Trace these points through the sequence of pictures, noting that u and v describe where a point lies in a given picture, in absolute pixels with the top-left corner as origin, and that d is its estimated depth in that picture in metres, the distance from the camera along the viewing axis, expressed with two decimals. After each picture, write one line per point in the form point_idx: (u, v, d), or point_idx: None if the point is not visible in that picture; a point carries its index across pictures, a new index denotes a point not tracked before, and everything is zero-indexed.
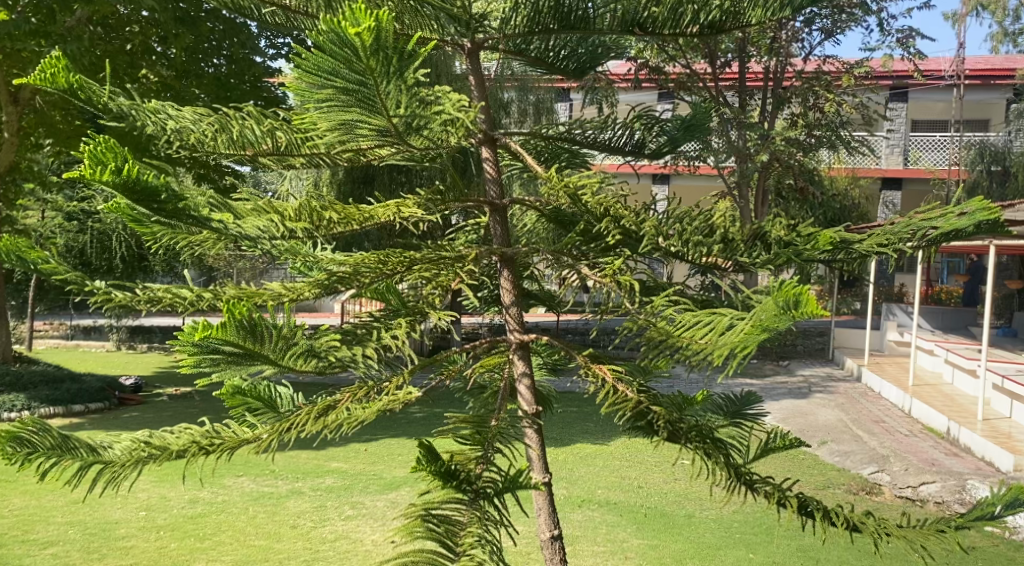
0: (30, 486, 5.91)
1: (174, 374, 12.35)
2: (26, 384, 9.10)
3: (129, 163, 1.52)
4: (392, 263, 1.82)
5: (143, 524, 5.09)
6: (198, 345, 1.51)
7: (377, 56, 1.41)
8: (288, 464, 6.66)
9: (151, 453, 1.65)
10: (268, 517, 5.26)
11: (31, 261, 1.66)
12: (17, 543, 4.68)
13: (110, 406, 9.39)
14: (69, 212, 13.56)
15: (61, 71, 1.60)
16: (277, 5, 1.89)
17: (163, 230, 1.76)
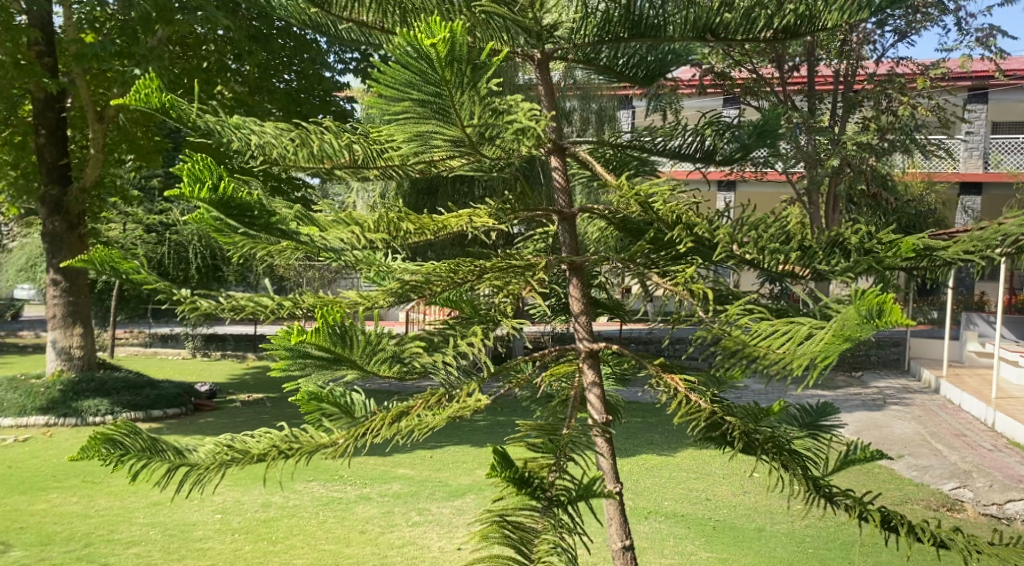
0: (115, 487, 6.17)
1: (246, 382, 12.69)
2: (109, 389, 9.48)
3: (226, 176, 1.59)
4: (463, 271, 1.85)
5: (221, 526, 5.25)
6: (294, 349, 1.57)
7: (451, 67, 1.44)
8: (356, 470, 6.77)
9: (233, 456, 1.71)
10: (338, 521, 5.36)
11: (124, 271, 1.75)
12: (103, 542, 4.88)
13: (186, 411, 9.71)
14: (149, 224, 14.20)
15: (154, 91, 1.70)
16: (352, 19, 1.93)
17: (245, 241, 1.83)
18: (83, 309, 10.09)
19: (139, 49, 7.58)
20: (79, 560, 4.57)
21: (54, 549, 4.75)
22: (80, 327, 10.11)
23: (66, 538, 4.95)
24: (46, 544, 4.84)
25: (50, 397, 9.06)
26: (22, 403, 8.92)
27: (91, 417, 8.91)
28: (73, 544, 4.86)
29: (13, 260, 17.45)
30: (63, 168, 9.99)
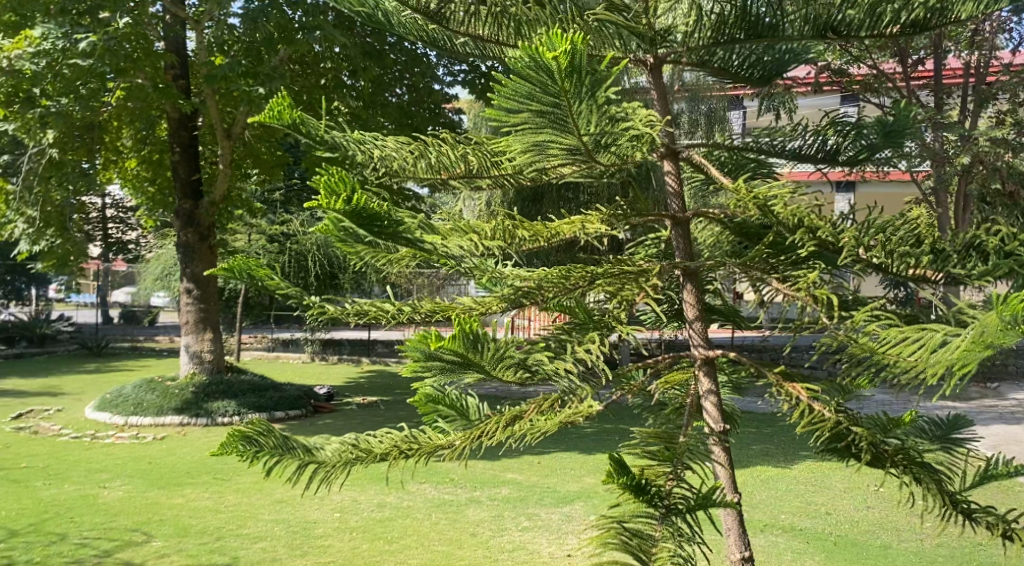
0: (243, 484, 6.52)
1: (361, 385, 13.12)
2: (237, 392, 10.02)
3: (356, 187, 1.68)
4: (574, 277, 1.86)
5: (339, 525, 5.46)
6: (424, 353, 1.63)
7: (571, 78, 1.47)
8: (467, 473, 6.89)
9: (357, 455, 1.79)
10: (450, 523, 5.47)
11: (259, 279, 1.86)
12: (233, 536, 5.17)
13: (306, 413, 10.15)
14: (271, 234, 14.95)
15: (286, 108, 1.78)
16: (469, 34, 1.97)
17: (368, 250, 1.92)
18: (213, 316, 10.73)
19: (263, 69, 7.99)
20: (212, 553, 4.85)
21: (190, 541, 5.06)
22: (210, 333, 10.72)
23: (200, 531, 5.27)
24: (182, 536, 5.17)
25: (184, 398, 9.67)
26: (159, 404, 9.57)
27: (221, 417, 9.46)
28: (207, 537, 5.16)
29: (149, 269, 18.69)
30: (195, 183, 10.62)
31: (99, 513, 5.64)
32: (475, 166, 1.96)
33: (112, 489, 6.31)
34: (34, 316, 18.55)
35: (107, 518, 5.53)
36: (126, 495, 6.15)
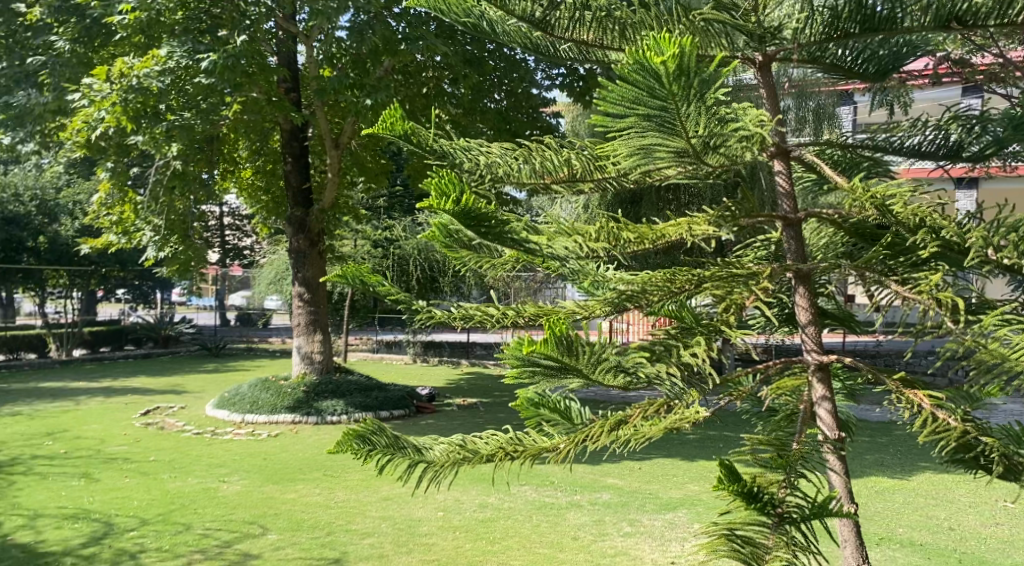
0: (352, 481, 6.74)
1: (462, 387, 13.33)
2: (345, 391, 10.37)
3: (466, 191, 1.73)
4: (679, 281, 1.85)
5: (443, 524, 5.57)
6: (523, 358, 1.67)
7: (679, 82, 1.46)
8: (567, 477, 6.90)
9: (466, 456, 1.84)
10: (551, 526, 5.48)
11: (371, 284, 1.93)
12: (343, 532, 5.35)
13: (410, 412, 10.39)
14: (375, 239, 15.39)
15: (398, 120, 1.86)
16: (573, 39, 1.98)
17: (471, 255, 1.97)
18: (322, 319, 11.12)
19: (369, 80, 8.24)
20: (323, 547, 5.04)
21: (303, 535, 5.28)
22: (319, 334, 11.12)
23: (312, 526, 5.49)
24: (296, 530, 5.39)
25: (296, 397, 10.10)
26: (273, 402, 10.03)
27: (330, 416, 9.83)
28: (318, 531, 5.37)
29: (263, 274, 19.57)
30: (306, 192, 11.05)
31: (220, 505, 5.96)
32: (578, 171, 1.97)
33: (231, 483, 6.65)
34: (159, 317, 19.76)
35: (227, 511, 5.83)
36: (244, 489, 6.47)
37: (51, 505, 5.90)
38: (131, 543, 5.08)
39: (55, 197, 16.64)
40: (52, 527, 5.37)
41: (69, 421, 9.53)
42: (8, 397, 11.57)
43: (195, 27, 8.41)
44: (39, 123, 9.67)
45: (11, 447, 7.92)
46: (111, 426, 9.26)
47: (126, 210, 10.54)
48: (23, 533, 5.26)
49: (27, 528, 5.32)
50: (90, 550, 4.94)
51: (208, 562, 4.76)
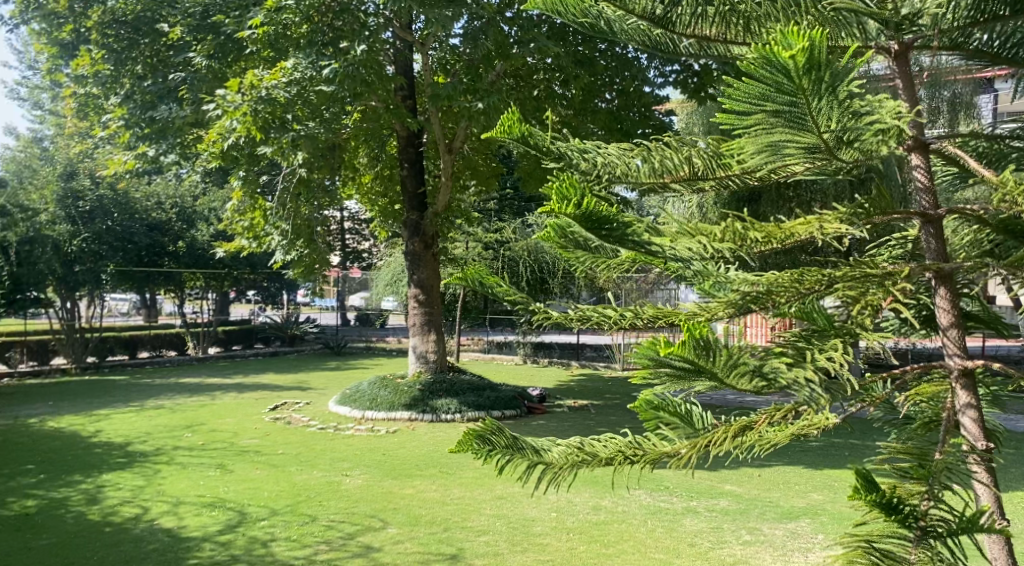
0: (467, 479, 6.86)
1: (573, 388, 13.30)
2: (458, 389, 10.55)
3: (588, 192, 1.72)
4: (809, 281, 1.78)
5: (557, 524, 5.58)
6: (656, 359, 1.64)
7: (809, 75, 1.41)
8: (682, 482, 6.76)
9: (584, 458, 1.84)
10: (667, 532, 5.39)
11: (491, 285, 1.97)
12: (459, 528, 5.45)
13: (521, 413, 10.47)
14: (487, 241, 15.62)
15: (515, 123, 1.88)
16: (695, 35, 1.94)
17: (585, 255, 1.97)
18: (437, 319, 11.36)
19: (482, 85, 8.35)
20: (441, 543, 5.15)
21: (421, 530, 5.41)
22: (434, 334, 11.35)
23: (430, 521, 5.62)
24: (414, 525, 5.53)
25: (412, 396, 10.37)
26: (391, 400, 10.34)
27: (444, 414, 10.04)
28: (435, 527, 5.50)
29: (380, 276, 20.21)
30: (421, 196, 11.34)
31: (342, 498, 6.19)
32: (699, 168, 1.94)
33: (352, 478, 6.90)
34: (286, 317, 20.69)
35: (349, 504, 6.06)
36: (365, 483, 6.70)
37: (192, 492, 6.31)
38: (262, 532, 5.36)
39: (193, 204, 17.72)
40: (192, 514, 5.73)
41: (206, 415, 10.15)
42: (152, 391, 12.42)
43: (320, 40, 8.65)
44: (180, 135, 10.34)
45: (156, 437, 8.52)
46: (243, 420, 9.80)
47: (256, 216, 11.14)
48: (167, 518, 5.64)
49: (170, 514, 5.71)
50: (226, 537, 5.25)
51: (333, 552, 4.96)
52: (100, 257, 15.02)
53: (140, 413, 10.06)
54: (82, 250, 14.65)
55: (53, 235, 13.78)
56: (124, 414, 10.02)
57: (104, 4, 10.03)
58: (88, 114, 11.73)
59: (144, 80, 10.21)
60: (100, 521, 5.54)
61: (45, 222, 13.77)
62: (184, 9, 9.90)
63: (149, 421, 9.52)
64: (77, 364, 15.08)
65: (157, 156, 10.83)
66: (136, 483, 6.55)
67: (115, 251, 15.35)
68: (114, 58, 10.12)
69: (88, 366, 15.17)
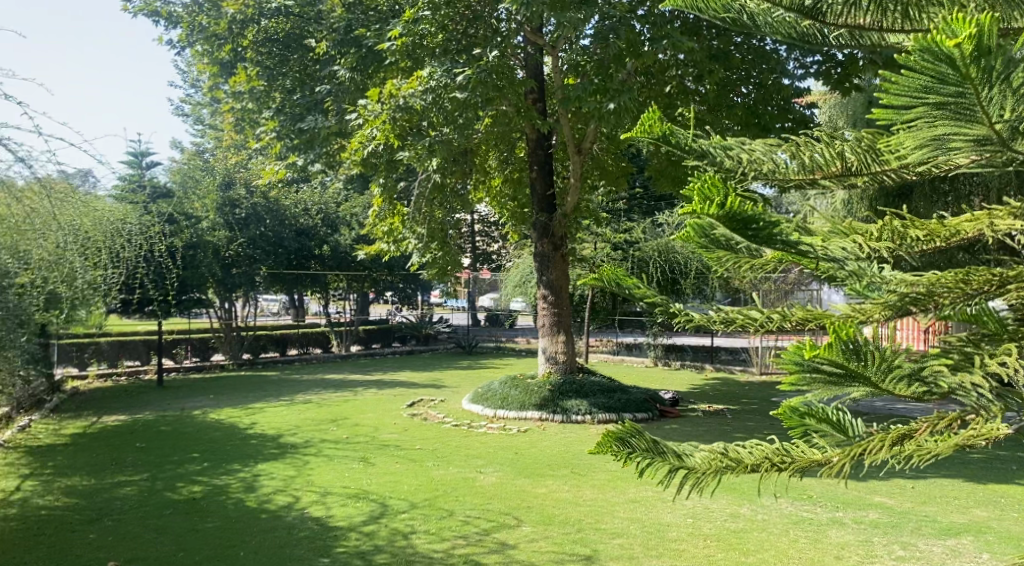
0: (600, 481, 6.84)
1: (707, 392, 12.96)
2: (588, 391, 10.50)
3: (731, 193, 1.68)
4: (977, 281, 1.66)
5: (693, 530, 5.47)
6: (803, 363, 1.57)
7: (978, 63, 1.32)
8: (827, 492, 6.45)
9: (729, 464, 1.80)
10: (811, 543, 5.17)
11: (629, 286, 2.00)
12: (593, 530, 5.45)
13: (653, 416, 10.31)
14: (616, 242, 15.46)
15: (656, 122, 1.87)
16: (848, 24, 1.85)
17: (727, 256, 1.93)
18: (566, 320, 11.36)
19: (613, 84, 8.29)
20: (575, 543, 5.17)
21: (555, 530, 5.45)
22: (563, 336, 11.32)
23: (563, 521, 5.65)
24: (548, 524, 5.58)
25: (542, 396, 10.45)
26: (522, 400, 10.47)
27: (575, 415, 10.05)
28: (569, 527, 5.52)
29: (510, 277, 20.42)
30: (550, 198, 11.42)
31: (478, 495, 6.33)
32: (854, 164, 1.85)
33: (487, 475, 7.04)
34: (420, 317, 21.35)
35: (485, 501, 6.18)
36: (498, 481, 6.82)
37: (338, 484, 6.64)
38: (403, 524, 5.56)
39: (336, 209, 18.64)
40: (338, 504, 6.04)
41: (350, 409, 10.66)
42: (301, 386, 13.18)
43: (454, 47, 9.00)
44: (325, 145, 10.91)
45: (304, 430, 9.02)
46: (383, 416, 10.20)
47: (395, 221, 11.54)
48: (316, 507, 5.97)
49: (318, 503, 6.04)
50: (370, 527, 5.49)
51: (470, 547, 5.09)
52: (254, 260, 16.22)
53: (290, 407, 10.70)
54: (239, 253, 15.81)
55: (214, 242, 14.91)
56: (276, 408, 10.67)
57: (258, 24, 10.70)
58: (244, 127, 12.57)
59: (292, 94, 10.93)
60: (257, 508, 5.93)
61: (208, 229, 14.90)
62: (330, 25, 10.51)
63: (298, 415, 10.11)
64: (234, 360, 16.22)
65: (305, 165, 11.48)
66: (287, 473, 6.96)
67: (267, 255, 16.46)
68: (267, 75, 10.90)
69: (244, 362, 16.28)
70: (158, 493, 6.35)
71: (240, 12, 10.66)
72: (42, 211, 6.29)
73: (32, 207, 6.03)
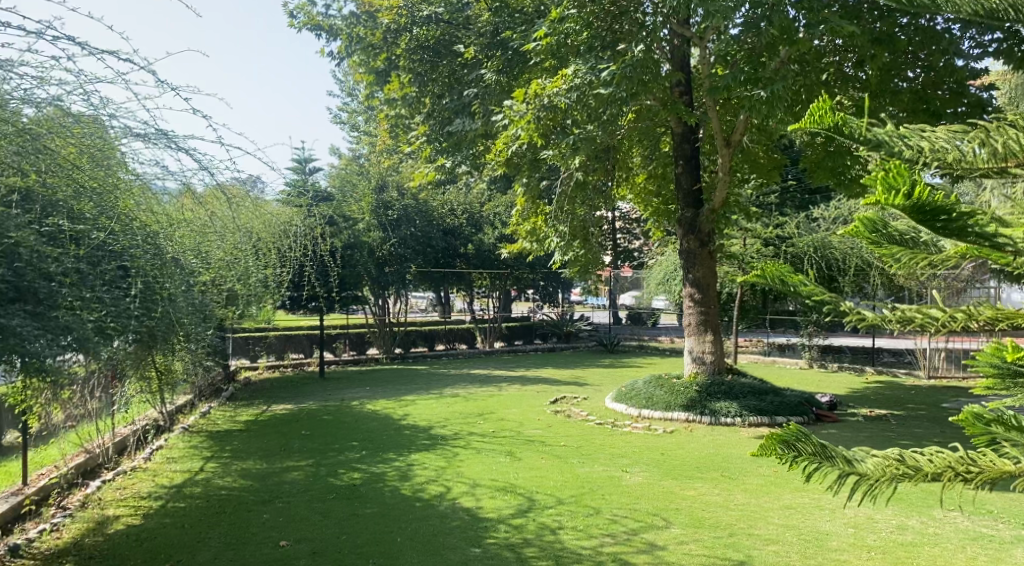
0: (752, 486, 6.62)
1: (868, 396, 12.24)
2: (738, 393, 10.18)
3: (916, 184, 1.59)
4: None
5: (856, 541, 5.19)
6: (1005, 366, 1.51)
7: None
8: (1010, 508, 5.93)
9: (906, 472, 1.85)
10: (991, 561, 4.77)
11: (793, 283, 1.96)
12: (746, 535, 5.29)
13: (809, 420, 9.86)
14: (767, 237, 14.74)
15: (827, 112, 1.80)
16: None
17: (902, 252, 1.83)
18: (714, 319, 11.05)
19: (765, 73, 8.00)
20: (726, 547, 5.04)
21: (705, 533, 5.33)
22: (710, 335, 11.03)
23: (714, 525, 5.52)
24: (698, 527, 5.46)
25: (689, 396, 10.25)
26: (668, 400, 10.30)
27: (724, 417, 9.77)
28: (721, 531, 5.38)
29: (654, 275, 20.11)
30: (697, 193, 11.11)
31: (625, 494, 6.29)
32: None
33: (634, 474, 6.98)
34: (561, 315, 21.45)
35: (632, 500, 6.14)
36: (645, 481, 6.74)
37: (486, 476, 6.79)
38: (551, 519, 5.62)
39: (481, 209, 19.06)
40: (488, 496, 6.18)
41: (495, 404, 10.88)
42: (449, 381, 13.60)
43: (599, 44, 8.87)
44: (472, 147, 11.24)
45: (453, 423, 9.30)
46: (528, 411, 10.34)
47: (538, 221, 11.65)
48: (466, 498, 6.14)
49: (468, 495, 6.20)
50: (518, 520, 5.58)
51: (619, 546, 5.07)
52: (405, 260, 16.91)
53: (439, 400, 11.06)
54: (391, 253, 16.54)
55: (369, 243, 15.67)
56: (426, 401, 11.08)
57: (411, 32, 11.21)
58: (397, 132, 13.13)
59: (442, 99, 11.35)
60: (412, 496, 6.18)
61: (364, 229, 15.65)
62: (478, 31, 10.84)
63: (446, 408, 10.43)
64: (387, 354, 17.05)
65: (453, 167, 11.82)
66: (439, 464, 7.21)
67: (416, 254, 17.14)
68: (418, 81, 11.33)
69: (396, 356, 17.09)
70: (322, 478, 6.75)
71: (394, 22, 11.30)
72: (222, 216, 6.86)
73: (213, 210, 6.59)
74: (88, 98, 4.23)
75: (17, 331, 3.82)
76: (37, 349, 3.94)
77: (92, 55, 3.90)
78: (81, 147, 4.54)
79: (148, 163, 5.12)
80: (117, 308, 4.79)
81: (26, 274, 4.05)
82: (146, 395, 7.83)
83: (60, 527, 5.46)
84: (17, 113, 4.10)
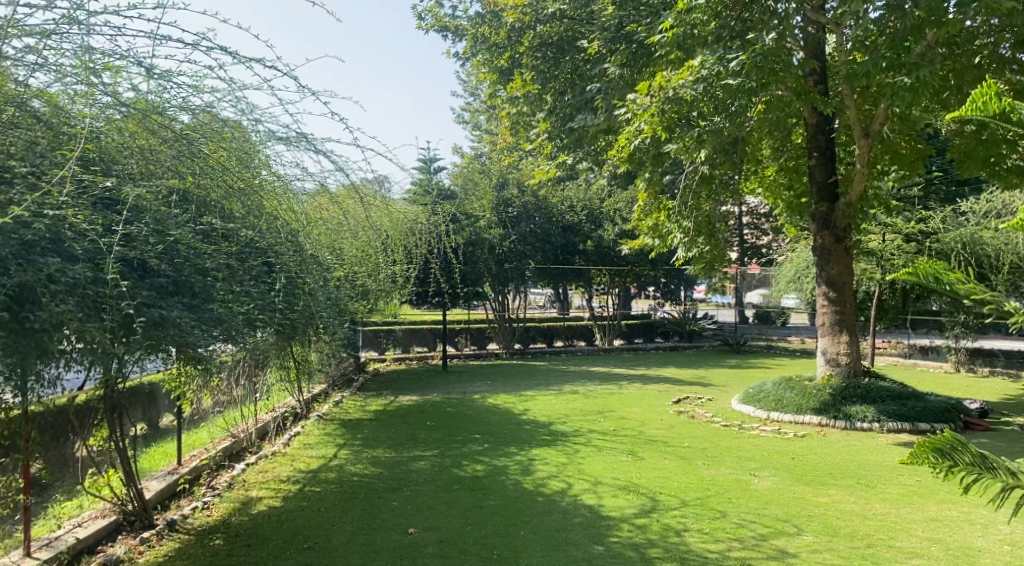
0: (893, 495, 6.26)
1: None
2: (876, 397, 9.63)
3: None
4: None
5: (1012, 559, 4.81)
6: None
7: None
8: None
9: None
10: None
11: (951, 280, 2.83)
12: (885, 546, 5.01)
13: (956, 427, 9.21)
14: (909, 233, 13.68)
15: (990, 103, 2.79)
16: None
17: None
18: (850, 320, 10.47)
19: (909, 56, 7.50)
20: (864, 559, 4.79)
21: (841, 542, 5.08)
22: (846, 336, 10.46)
23: (851, 534, 5.25)
24: (833, 536, 5.21)
25: (822, 399, 9.81)
26: (799, 402, 9.90)
27: (860, 422, 9.29)
28: (858, 541, 5.12)
29: (784, 272, 19.36)
30: (833, 186, 10.56)
31: (754, 498, 6.09)
32: None
33: (762, 478, 6.74)
34: (683, 313, 20.99)
35: (761, 505, 5.93)
36: (775, 486, 6.50)
37: (609, 475, 6.75)
38: (675, 521, 5.52)
39: (601, 205, 18.92)
40: (610, 495, 6.14)
41: (616, 402, 10.79)
42: (569, 377, 13.61)
43: (728, 33, 8.74)
44: (594, 142, 11.19)
45: (574, 420, 9.29)
46: (650, 411, 10.19)
47: (660, 217, 11.36)
48: (588, 495, 6.12)
49: (590, 492, 6.18)
50: (642, 520, 5.51)
51: (746, 551, 4.92)
52: (525, 256, 17.04)
53: (559, 396, 11.08)
54: (511, 250, 16.71)
55: (490, 239, 15.90)
56: (546, 396, 11.12)
57: (534, 30, 11.44)
58: (518, 130, 13.26)
59: (564, 95, 11.36)
60: (534, 490, 6.24)
61: (485, 226, 15.91)
62: (602, 25, 10.79)
63: (567, 404, 10.44)
64: (507, 349, 17.27)
65: (575, 163, 11.81)
66: (560, 460, 7.23)
67: (536, 250, 17.26)
68: (541, 78, 11.43)
69: (516, 351, 17.29)
70: (448, 468, 6.92)
71: (519, 21, 11.53)
72: (356, 215, 7.17)
73: (347, 209, 6.87)
74: (237, 104, 4.51)
75: (177, 322, 4.13)
76: (195, 339, 4.23)
77: (243, 63, 4.18)
78: (230, 150, 4.84)
79: (288, 164, 5.40)
80: (263, 301, 5.03)
81: (184, 269, 4.37)
82: (284, 383, 8.27)
83: (210, 506, 5.86)
84: (176, 119, 4.44)
